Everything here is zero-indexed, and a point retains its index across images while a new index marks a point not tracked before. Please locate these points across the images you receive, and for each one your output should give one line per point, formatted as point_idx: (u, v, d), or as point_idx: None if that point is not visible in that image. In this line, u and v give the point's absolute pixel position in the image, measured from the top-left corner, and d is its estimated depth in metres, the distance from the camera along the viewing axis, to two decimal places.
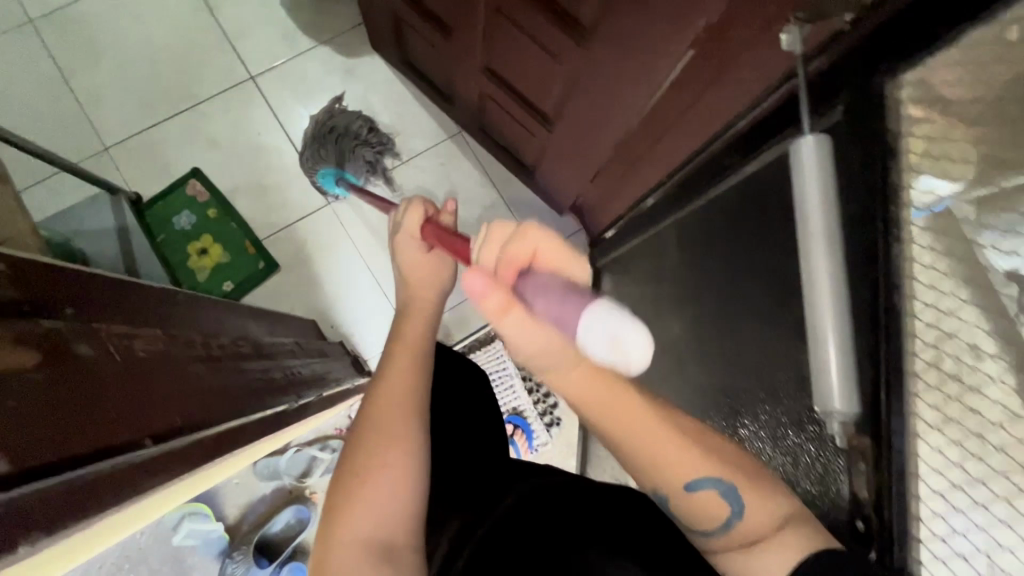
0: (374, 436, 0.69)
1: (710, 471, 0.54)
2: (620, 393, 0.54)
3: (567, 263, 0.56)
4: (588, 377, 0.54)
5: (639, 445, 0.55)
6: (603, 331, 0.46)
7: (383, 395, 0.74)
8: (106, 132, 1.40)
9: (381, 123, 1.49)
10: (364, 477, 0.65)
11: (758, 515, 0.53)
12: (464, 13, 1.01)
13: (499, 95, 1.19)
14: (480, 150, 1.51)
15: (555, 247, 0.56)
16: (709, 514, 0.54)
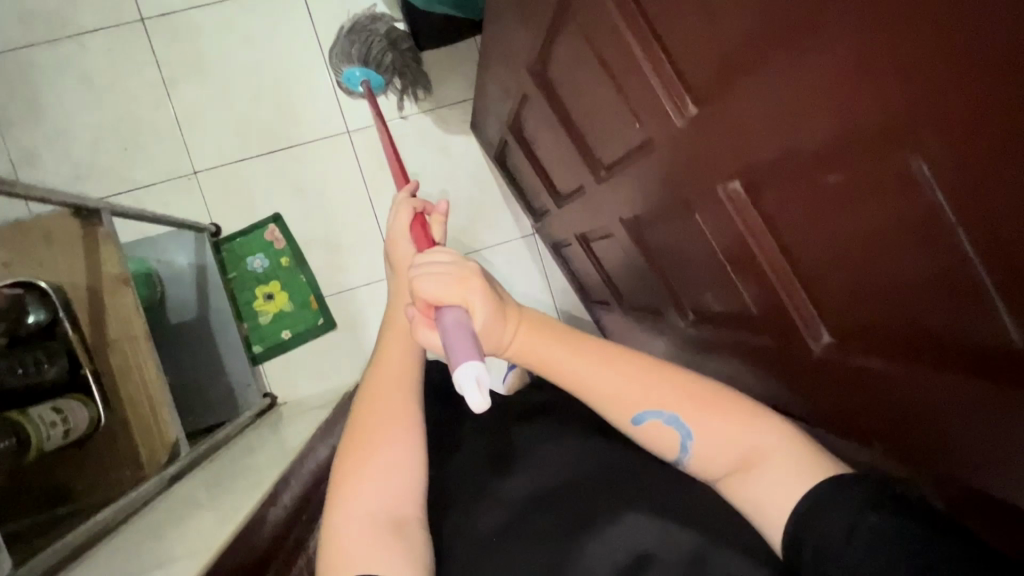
0: (374, 419, 0.65)
1: (652, 405, 0.60)
2: (556, 346, 0.62)
3: (464, 295, 0.61)
4: (526, 339, 0.63)
5: (589, 388, 0.61)
6: (469, 379, 0.52)
7: (385, 362, 0.70)
8: (197, 156, 1.42)
9: (461, 206, 1.52)
10: (368, 458, 0.62)
11: (711, 442, 0.58)
12: (578, 206, 1.05)
13: (585, 256, 1.24)
14: (547, 256, 1.56)
15: (439, 281, 0.61)
16: (662, 445, 0.60)
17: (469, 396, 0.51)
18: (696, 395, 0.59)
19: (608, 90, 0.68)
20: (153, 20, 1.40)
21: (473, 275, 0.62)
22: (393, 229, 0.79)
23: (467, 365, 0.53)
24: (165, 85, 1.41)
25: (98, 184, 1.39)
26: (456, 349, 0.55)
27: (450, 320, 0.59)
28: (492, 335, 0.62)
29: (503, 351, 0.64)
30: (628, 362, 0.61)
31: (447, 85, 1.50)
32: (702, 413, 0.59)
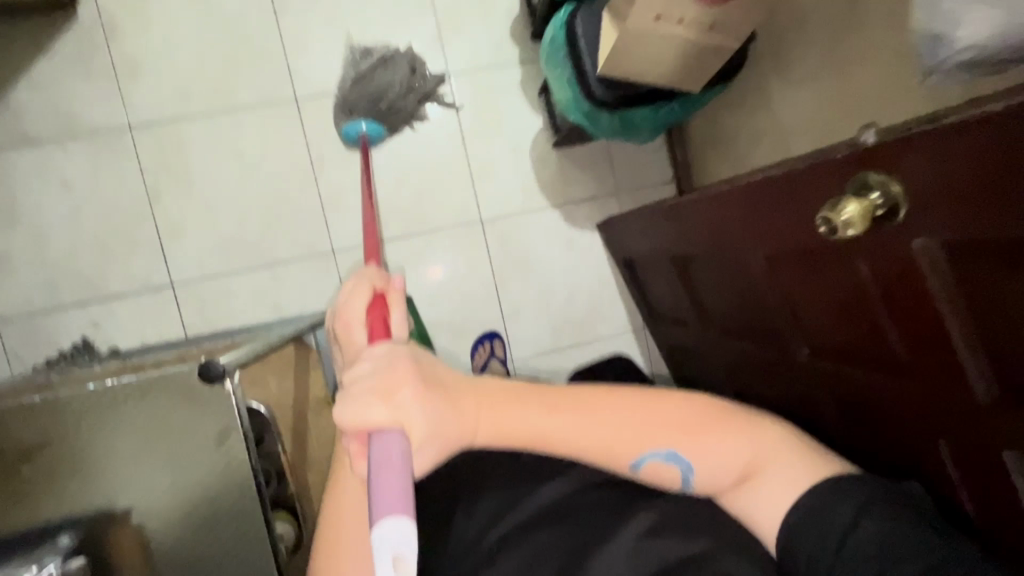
0: (335, 541, 0.65)
1: (651, 448, 0.64)
2: (526, 412, 0.62)
3: (398, 416, 0.54)
4: (485, 415, 0.61)
5: (568, 442, 0.62)
6: (384, 549, 0.44)
7: (340, 500, 0.66)
8: (337, 235, 1.45)
9: (579, 297, 1.58)
10: (338, 569, 0.63)
11: (708, 467, 0.66)
12: (738, 346, 1.11)
13: (716, 376, 1.29)
14: (653, 349, 1.63)
15: (372, 386, 0.56)
16: (664, 478, 0.66)
17: (386, 569, 0.43)
18: (693, 431, 0.65)
19: (860, 319, 0.74)
20: (307, 100, 1.43)
21: (397, 386, 0.56)
22: (348, 305, 0.71)
23: (393, 522, 0.45)
24: (311, 164, 1.44)
25: (238, 256, 1.42)
26: (380, 501, 0.47)
27: (387, 452, 0.51)
28: (448, 435, 0.57)
29: (470, 439, 0.60)
30: (607, 403, 0.63)
31: (577, 180, 1.56)
32: (694, 444, 0.65)
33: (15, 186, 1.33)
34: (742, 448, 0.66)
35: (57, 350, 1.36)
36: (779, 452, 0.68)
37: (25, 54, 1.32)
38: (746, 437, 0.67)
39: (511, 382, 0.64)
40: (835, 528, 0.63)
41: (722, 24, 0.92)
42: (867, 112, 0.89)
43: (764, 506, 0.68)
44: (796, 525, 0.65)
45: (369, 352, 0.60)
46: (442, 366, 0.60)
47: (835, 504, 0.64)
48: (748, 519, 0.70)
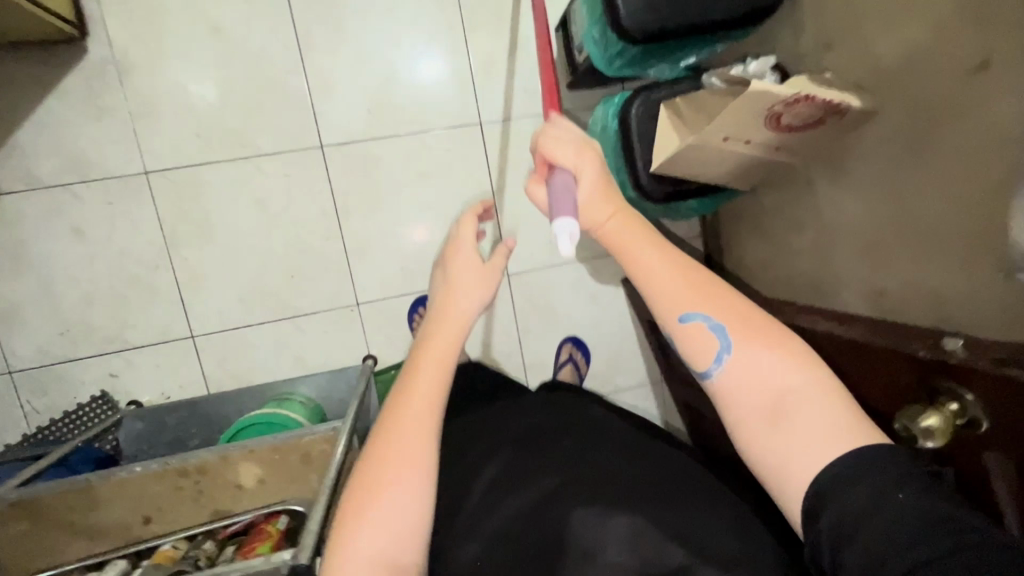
0: (382, 463, 0.68)
1: (704, 307, 0.62)
2: (647, 248, 0.67)
3: (579, 166, 0.72)
4: (621, 222, 0.69)
5: (646, 282, 0.66)
6: (562, 231, 0.65)
7: (417, 382, 0.72)
8: (362, 287, 1.42)
9: (601, 350, 1.58)
10: (379, 490, 0.66)
11: (752, 363, 0.59)
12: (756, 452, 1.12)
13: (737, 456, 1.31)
14: (670, 402, 1.64)
15: (556, 143, 0.74)
16: (701, 352, 0.62)
17: (560, 242, 0.64)
18: (754, 322, 0.62)
19: None
20: (333, 146, 1.37)
21: (592, 151, 0.74)
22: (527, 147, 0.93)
23: (566, 214, 0.66)
24: (336, 214, 1.39)
25: (260, 308, 1.38)
26: (558, 206, 0.68)
27: (562, 183, 0.70)
28: (598, 206, 0.70)
29: (597, 224, 0.70)
30: (703, 301, 0.63)
31: None
32: (749, 343, 0.60)
33: (24, 233, 1.26)
34: (800, 370, 0.59)
35: (73, 401, 1.33)
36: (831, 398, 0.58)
37: (31, 94, 1.23)
38: (803, 371, 0.59)
39: (651, 228, 0.69)
40: (860, 504, 0.50)
41: (790, 146, 0.89)
42: (928, 246, 0.88)
43: (799, 457, 0.55)
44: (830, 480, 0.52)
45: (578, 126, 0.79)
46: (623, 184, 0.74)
47: (859, 476, 0.51)
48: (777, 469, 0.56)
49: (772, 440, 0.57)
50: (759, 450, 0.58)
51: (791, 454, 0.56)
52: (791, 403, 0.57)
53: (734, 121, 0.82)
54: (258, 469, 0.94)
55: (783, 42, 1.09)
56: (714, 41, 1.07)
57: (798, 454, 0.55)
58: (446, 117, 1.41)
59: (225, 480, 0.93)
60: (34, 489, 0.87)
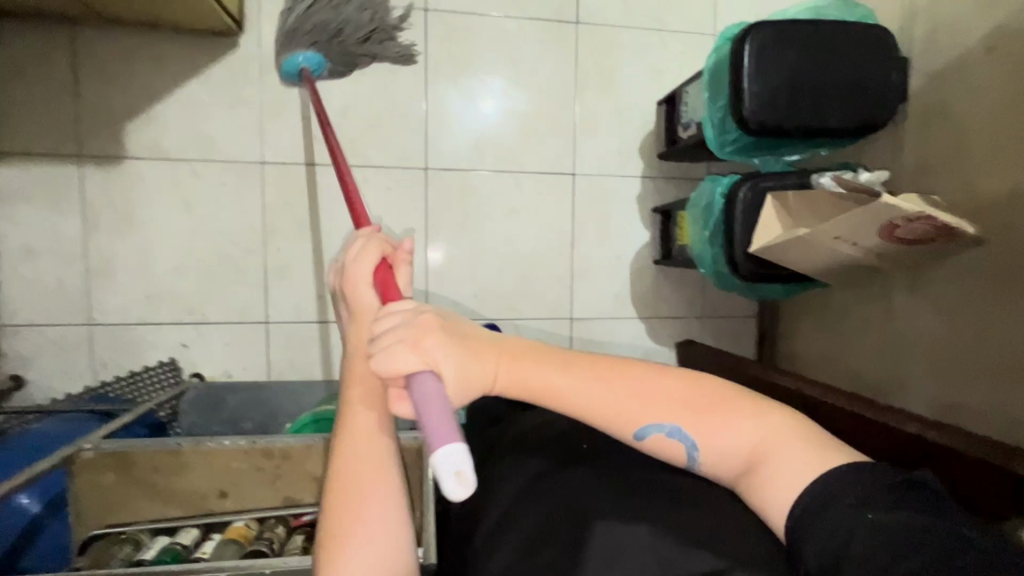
0: (352, 506, 0.65)
1: (654, 417, 0.63)
2: (543, 369, 0.64)
3: (432, 363, 0.59)
4: (509, 372, 0.64)
5: (574, 404, 0.64)
6: (446, 469, 0.48)
7: (353, 435, 0.68)
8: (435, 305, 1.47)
9: None
10: (352, 537, 0.63)
11: (712, 438, 0.62)
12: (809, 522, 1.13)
13: None
14: None
15: (406, 338, 0.60)
16: (668, 453, 0.64)
17: (448, 491, 0.48)
18: (698, 410, 0.63)
19: None
20: (437, 170, 1.45)
21: (426, 337, 0.60)
22: (355, 270, 0.73)
23: (448, 448, 0.49)
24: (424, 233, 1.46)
25: (336, 308, 1.43)
26: (432, 434, 0.51)
27: (428, 393, 0.57)
28: (478, 377, 0.63)
29: (489, 391, 0.65)
30: (608, 374, 0.64)
31: (668, 298, 1.59)
32: (701, 419, 0.63)
33: (138, 197, 1.34)
34: (756, 430, 0.61)
35: (141, 364, 1.36)
36: (783, 437, 0.61)
37: (178, 74, 1.33)
38: (756, 421, 0.62)
39: (530, 342, 0.67)
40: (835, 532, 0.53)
41: (889, 254, 0.96)
42: (1010, 370, 0.93)
43: (779, 497, 0.58)
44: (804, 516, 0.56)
45: (394, 307, 0.64)
46: (466, 326, 0.65)
47: (829, 510, 0.54)
48: (762, 508, 0.60)
49: (757, 482, 0.60)
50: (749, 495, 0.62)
51: (767, 489, 0.59)
52: (764, 447, 0.61)
53: (849, 224, 0.90)
54: None
55: (878, 157, 1.19)
56: (819, 146, 1.16)
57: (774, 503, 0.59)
58: (542, 163, 1.51)
59: (303, 468, 0.96)
60: (128, 443, 0.90)
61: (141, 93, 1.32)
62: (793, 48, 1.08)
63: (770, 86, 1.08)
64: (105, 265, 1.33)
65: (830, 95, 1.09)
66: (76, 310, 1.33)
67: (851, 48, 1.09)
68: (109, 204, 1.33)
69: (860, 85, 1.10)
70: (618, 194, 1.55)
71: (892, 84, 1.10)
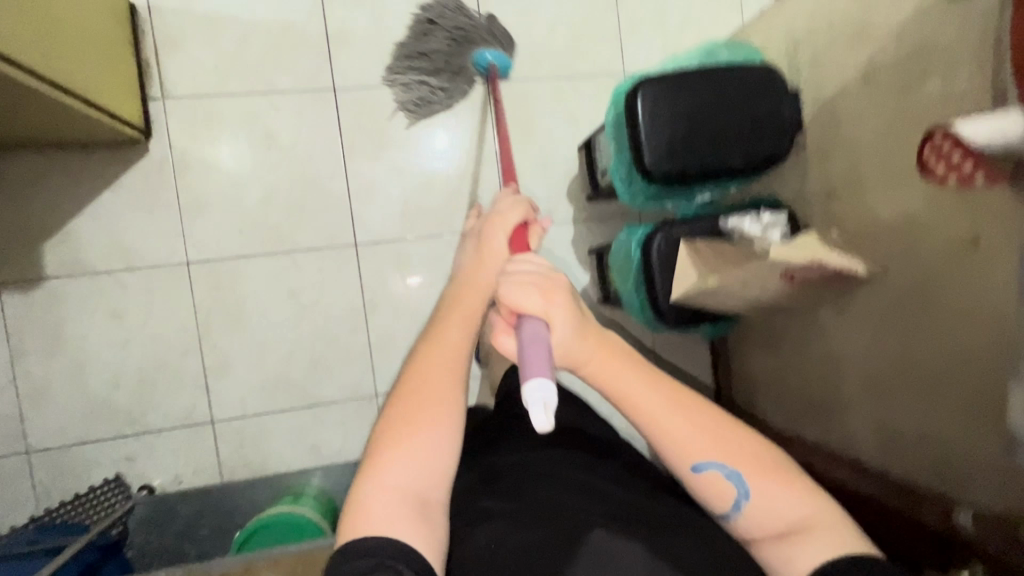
0: (416, 402, 0.67)
1: (719, 458, 0.71)
2: (628, 372, 0.72)
3: (549, 313, 0.69)
4: (603, 359, 0.71)
5: (654, 419, 0.71)
6: (537, 399, 0.60)
7: (443, 340, 0.73)
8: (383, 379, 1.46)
9: None
10: (414, 427, 0.66)
11: (767, 500, 0.70)
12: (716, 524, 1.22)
13: None
14: None
15: (533, 279, 0.72)
16: (718, 493, 0.72)
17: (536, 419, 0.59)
18: (758, 465, 0.71)
19: None
20: (367, 244, 1.45)
21: (557, 292, 0.71)
22: (500, 213, 0.87)
23: (539, 382, 0.61)
24: (363, 308, 1.45)
25: (283, 396, 1.41)
26: (530, 364, 0.63)
27: (531, 333, 0.67)
28: (575, 352, 0.71)
29: (577, 369, 0.72)
30: (694, 408, 0.72)
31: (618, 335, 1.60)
32: (761, 478, 0.71)
33: (63, 316, 1.31)
34: (804, 504, 0.71)
35: (87, 483, 1.33)
36: (819, 512, 0.70)
37: (91, 188, 1.32)
38: (804, 498, 0.71)
39: (628, 350, 0.74)
40: None
41: (798, 294, 0.98)
42: (929, 397, 0.95)
43: (807, 557, 0.68)
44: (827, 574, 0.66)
45: (522, 260, 0.75)
46: (585, 306, 0.75)
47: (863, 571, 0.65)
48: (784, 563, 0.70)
49: (781, 548, 0.70)
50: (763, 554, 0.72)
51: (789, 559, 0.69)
52: (812, 522, 0.70)
53: (751, 271, 0.93)
54: None
55: (788, 185, 1.21)
56: (727, 183, 1.18)
57: (789, 564, 0.69)
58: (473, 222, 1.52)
59: None
60: None
61: (55, 212, 1.30)
62: (686, 94, 1.11)
63: (668, 134, 1.10)
64: (37, 390, 1.30)
65: (729, 134, 1.11)
66: (12, 441, 1.30)
67: (739, 88, 1.12)
68: (34, 327, 1.30)
69: (755, 121, 1.12)
70: (552, 242, 1.56)
71: (786, 117, 1.13)
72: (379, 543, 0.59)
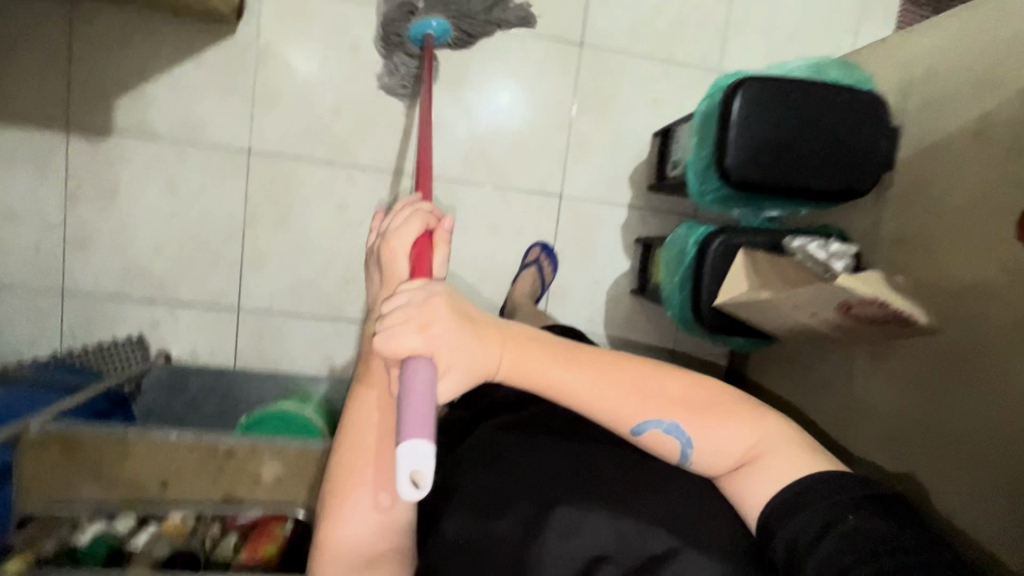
0: (340, 480, 0.72)
1: (649, 414, 0.65)
2: (546, 363, 0.66)
3: (434, 347, 0.60)
4: (515, 358, 0.65)
5: (587, 404, 0.66)
6: (406, 464, 0.50)
7: (355, 420, 0.73)
8: None
9: None
10: (342, 506, 0.71)
11: (710, 442, 0.65)
12: None
13: None
14: None
15: (414, 311, 0.60)
16: (664, 450, 0.67)
17: (401, 489, 0.50)
18: (696, 408, 0.66)
19: None
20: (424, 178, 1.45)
21: (433, 319, 0.60)
22: (394, 235, 0.79)
23: (412, 446, 0.51)
24: None
25: (309, 303, 1.44)
26: (407, 424, 0.53)
27: (417, 379, 0.57)
28: (483, 365, 0.64)
29: (493, 377, 0.66)
30: (621, 373, 0.66)
31: (642, 329, 1.60)
32: (700, 422, 0.65)
33: (120, 173, 1.34)
34: (750, 432, 0.65)
35: (109, 336, 1.38)
36: (765, 432, 0.65)
37: (174, 57, 1.32)
38: (751, 426, 0.65)
39: (546, 338, 0.68)
40: (803, 530, 0.58)
41: (850, 330, 0.96)
42: (953, 460, 0.94)
43: (758, 491, 0.63)
44: (775, 511, 0.61)
45: (401, 286, 0.63)
46: (474, 308, 0.66)
47: (795, 510, 0.59)
48: (740, 502, 0.65)
49: (742, 483, 0.64)
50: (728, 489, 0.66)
51: (748, 497, 0.64)
52: (757, 448, 0.64)
53: (807, 296, 0.91)
54: (279, 467, 0.99)
55: (859, 221, 1.19)
56: (800, 204, 1.16)
57: (746, 498, 0.64)
58: (530, 182, 1.51)
59: (247, 467, 0.98)
60: (76, 428, 0.93)
61: (135, 71, 1.31)
62: (783, 106, 1.07)
63: (753, 137, 1.07)
64: (82, 237, 1.34)
65: (811, 150, 1.09)
66: (51, 278, 1.35)
67: (844, 110, 1.08)
68: (92, 177, 1.33)
69: (845, 150, 1.09)
70: (603, 221, 1.55)
71: (876, 151, 1.10)
72: None
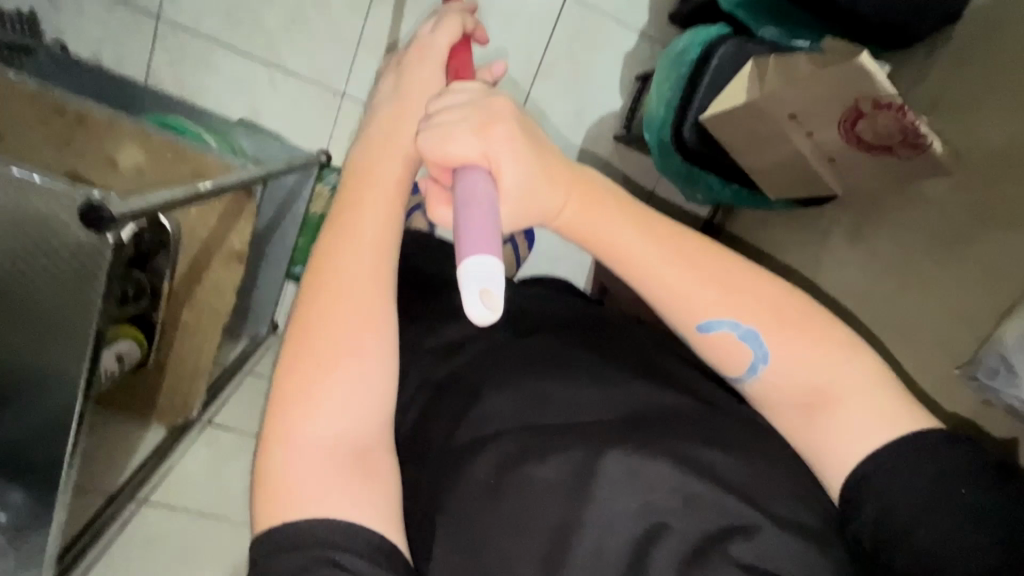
0: (330, 317, 0.47)
1: (729, 312, 0.52)
2: (621, 223, 0.52)
3: (493, 150, 0.48)
4: (582, 206, 0.51)
5: (659, 291, 0.52)
6: (472, 282, 0.40)
7: (355, 228, 0.50)
8: (356, 79, 1.26)
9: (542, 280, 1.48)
10: (328, 364, 0.46)
11: (791, 362, 0.52)
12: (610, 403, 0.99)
13: None
14: None
15: (471, 113, 0.48)
16: (729, 362, 0.54)
17: (467, 308, 0.40)
18: (785, 317, 0.52)
19: None
20: None
21: (498, 117, 0.48)
22: (429, 41, 0.60)
23: (473, 260, 0.41)
24: None
25: (243, 35, 1.21)
26: (467, 240, 0.42)
27: (476, 190, 0.46)
28: (548, 198, 0.50)
29: (549, 223, 0.52)
30: (704, 255, 0.52)
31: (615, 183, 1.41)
32: (784, 332, 0.52)
33: None
34: (834, 363, 0.51)
35: None
36: (852, 363, 0.52)
37: None
38: (840, 351, 0.52)
39: (616, 188, 0.54)
40: (906, 502, 0.47)
41: (843, 164, 0.82)
42: (908, 340, 0.85)
43: (836, 441, 0.51)
44: (868, 475, 0.49)
45: (457, 86, 0.51)
46: (541, 128, 0.51)
47: (898, 474, 0.48)
48: (813, 451, 0.53)
49: (807, 428, 0.52)
50: (798, 436, 0.54)
51: (829, 448, 0.51)
52: (835, 388, 0.51)
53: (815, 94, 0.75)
54: (141, 157, 0.83)
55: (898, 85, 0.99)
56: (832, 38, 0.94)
57: (820, 449, 0.52)
58: None
59: (101, 143, 0.82)
60: None
61: None
62: None
63: None
64: None
65: None
66: None
67: None
68: None
69: None
70: (607, 44, 1.31)
71: None
72: (303, 525, 0.41)
